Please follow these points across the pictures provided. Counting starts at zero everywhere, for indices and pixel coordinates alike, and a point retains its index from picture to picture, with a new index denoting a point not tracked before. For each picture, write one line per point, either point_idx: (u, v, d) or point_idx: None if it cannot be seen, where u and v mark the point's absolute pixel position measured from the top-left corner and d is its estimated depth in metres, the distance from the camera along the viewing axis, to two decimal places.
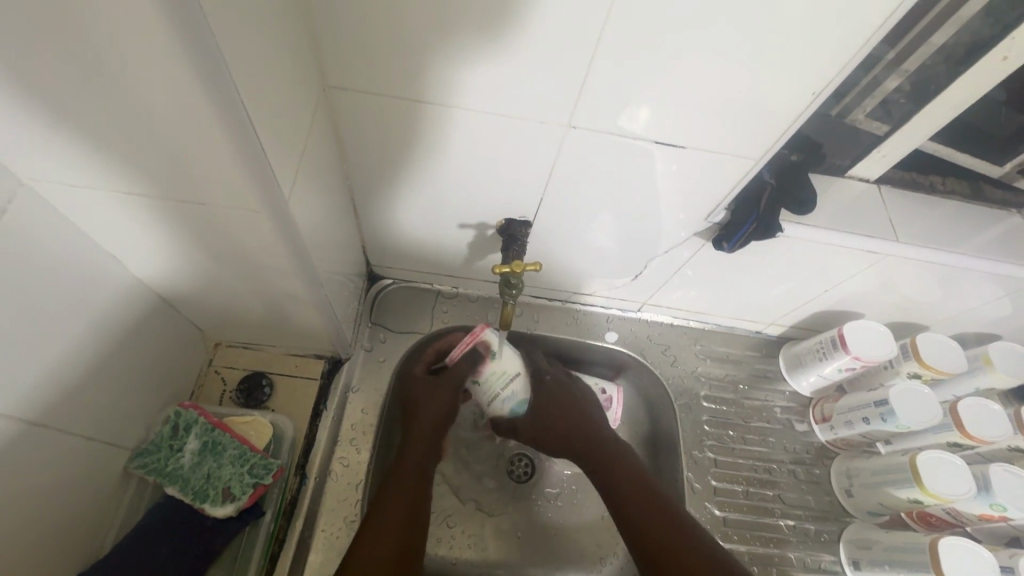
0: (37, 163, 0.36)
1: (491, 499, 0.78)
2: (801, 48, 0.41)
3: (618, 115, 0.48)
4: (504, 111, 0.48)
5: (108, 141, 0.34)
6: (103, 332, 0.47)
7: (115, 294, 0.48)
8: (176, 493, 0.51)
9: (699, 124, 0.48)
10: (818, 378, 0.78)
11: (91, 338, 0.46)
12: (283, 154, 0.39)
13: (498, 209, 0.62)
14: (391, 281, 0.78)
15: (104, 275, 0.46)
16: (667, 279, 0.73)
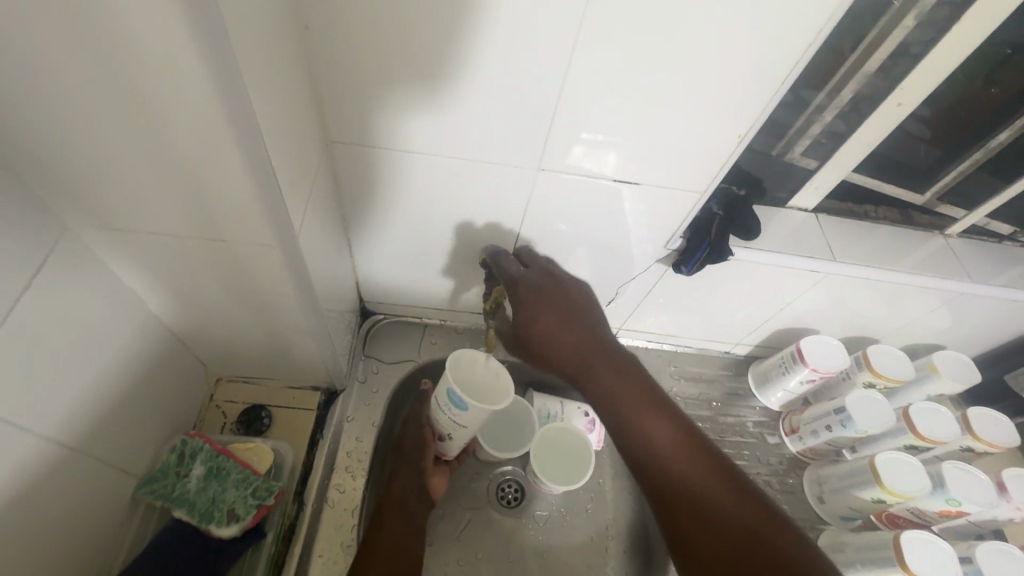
0: (82, 208, 0.42)
1: (484, 527, 0.79)
2: (726, 98, 0.50)
3: (580, 157, 0.56)
4: (483, 156, 0.56)
5: (148, 186, 0.40)
6: (123, 362, 0.51)
7: (135, 328, 0.52)
8: (182, 515, 0.53)
9: (650, 163, 0.56)
10: (785, 392, 0.84)
11: (114, 368, 0.50)
12: (294, 196, 0.45)
13: (480, 245, 0.68)
14: (383, 316, 0.83)
15: (127, 310, 0.51)
16: (637, 304, 0.80)
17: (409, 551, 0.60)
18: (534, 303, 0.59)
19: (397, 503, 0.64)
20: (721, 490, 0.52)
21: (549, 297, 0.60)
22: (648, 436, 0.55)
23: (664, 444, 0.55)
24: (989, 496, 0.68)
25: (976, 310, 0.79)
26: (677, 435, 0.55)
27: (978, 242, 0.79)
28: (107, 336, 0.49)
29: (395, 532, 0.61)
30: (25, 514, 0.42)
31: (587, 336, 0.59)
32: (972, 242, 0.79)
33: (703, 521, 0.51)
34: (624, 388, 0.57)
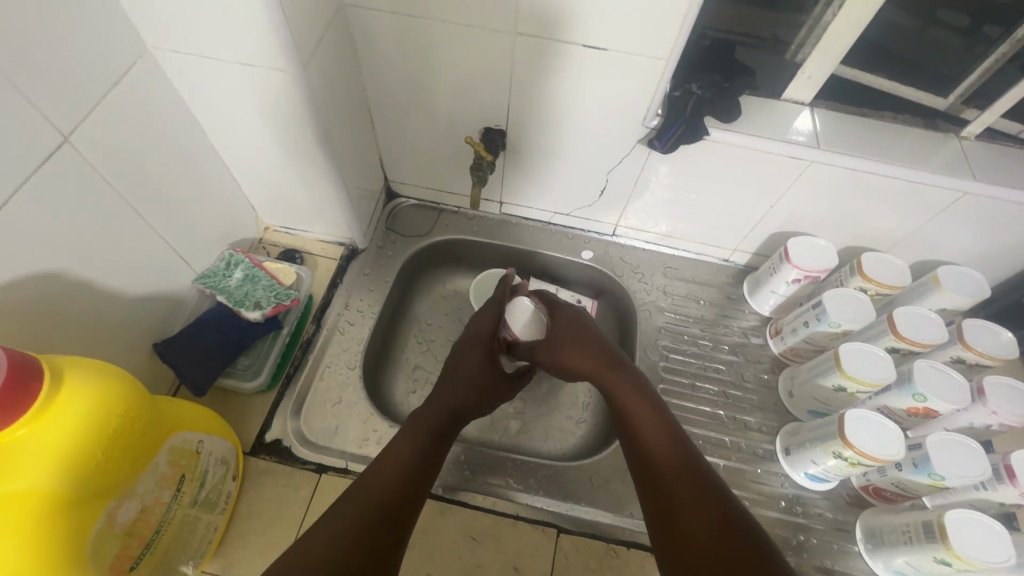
0: (154, 31, 0.55)
1: None
2: None
3: (554, 18, 0.62)
4: (470, 19, 0.64)
5: (194, 11, 0.53)
6: (187, 174, 0.67)
7: (198, 153, 0.68)
8: (223, 300, 0.70)
9: (615, 24, 0.61)
10: (773, 295, 0.86)
11: (182, 180, 0.67)
12: (302, 32, 0.56)
13: (479, 119, 0.78)
14: (405, 199, 0.96)
15: (189, 132, 0.66)
16: (629, 195, 0.86)
17: (416, 484, 0.55)
18: (563, 334, 0.73)
19: (400, 451, 0.58)
20: (702, 506, 0.50)
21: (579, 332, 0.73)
22: (648, 455, 0.57)
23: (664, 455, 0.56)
24: (960, 397, 0.67)
25: (995, 223, 0.75)
26: (665, 435, 0.58)
27: (1009, 149, 0.74)
28: (177, 152, 0.65)
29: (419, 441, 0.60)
30: (117, 263, 0.59)
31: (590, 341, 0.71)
32: (1001, 147, 0.74)
33: (678, 517, 0.50)
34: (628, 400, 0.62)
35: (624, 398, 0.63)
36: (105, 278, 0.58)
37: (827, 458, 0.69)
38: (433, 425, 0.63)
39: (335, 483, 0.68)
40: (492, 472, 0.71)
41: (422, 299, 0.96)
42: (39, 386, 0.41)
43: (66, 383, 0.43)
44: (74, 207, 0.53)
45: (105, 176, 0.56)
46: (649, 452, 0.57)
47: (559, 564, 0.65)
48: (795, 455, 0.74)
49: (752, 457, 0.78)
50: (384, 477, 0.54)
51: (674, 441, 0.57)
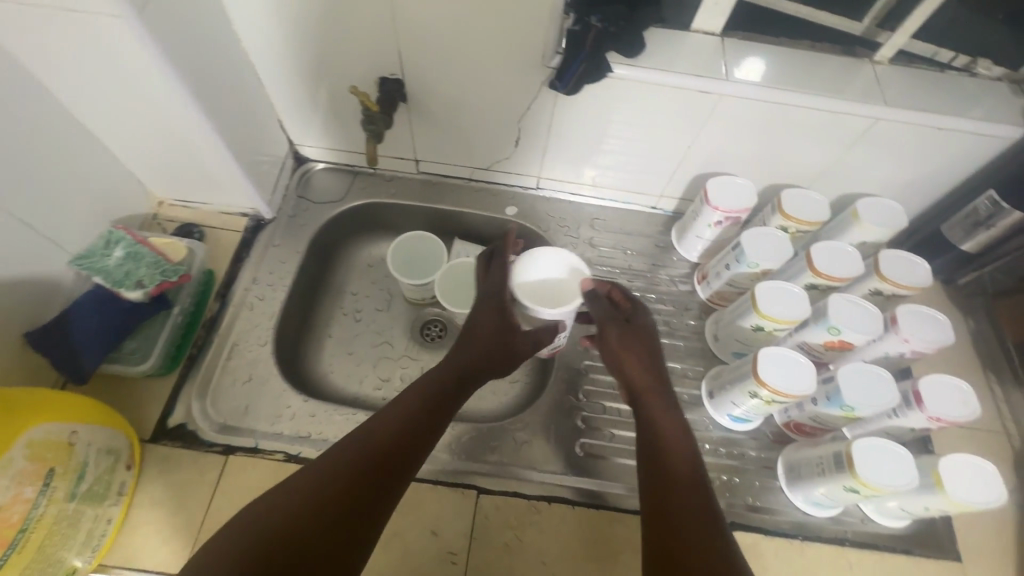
0: None
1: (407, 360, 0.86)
2: None
3: None
4: None
5: None
6: (39, 144, 0.61)
7: (52, 120, 0.62)
8: (101, 281, 0.65)
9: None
10: (699, 240, 0.84)
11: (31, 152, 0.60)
12: None
13: (374, 68, 0.72)
14: (317, 164, 0.90)
15: (33, 96, 0.59)
16: (545, 144, 0.82)
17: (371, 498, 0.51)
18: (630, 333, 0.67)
19: (353, 451, 0.53)
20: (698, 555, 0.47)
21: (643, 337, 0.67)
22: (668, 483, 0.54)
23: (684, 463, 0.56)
24: (873, 327, 0.67)
25: (912, 150, 0.73)
26: (689, 472, 0.54)
27: (924, 71, 0.72)
28: (22, 121, 0.58)
29: (391, 426, 0.56)
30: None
31: (648, 354, 0.66)
32: (915, 70, 0.72)
33: (668, 548, 0.49)
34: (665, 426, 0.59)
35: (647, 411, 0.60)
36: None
37: (745, 399, 0.68)
38: (412, 416, 0.57)
39: (243, 464, 0.65)
40: None
41: (343, 269, 0.92)
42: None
43: None
44: None
45: None
46: (670, 479, 0.54)
47: (480, 525, 0.63)
48: (718, 398, 0.73)
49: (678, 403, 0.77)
50: (333, 475, 0.50)
51: (691, 472, 0.54)
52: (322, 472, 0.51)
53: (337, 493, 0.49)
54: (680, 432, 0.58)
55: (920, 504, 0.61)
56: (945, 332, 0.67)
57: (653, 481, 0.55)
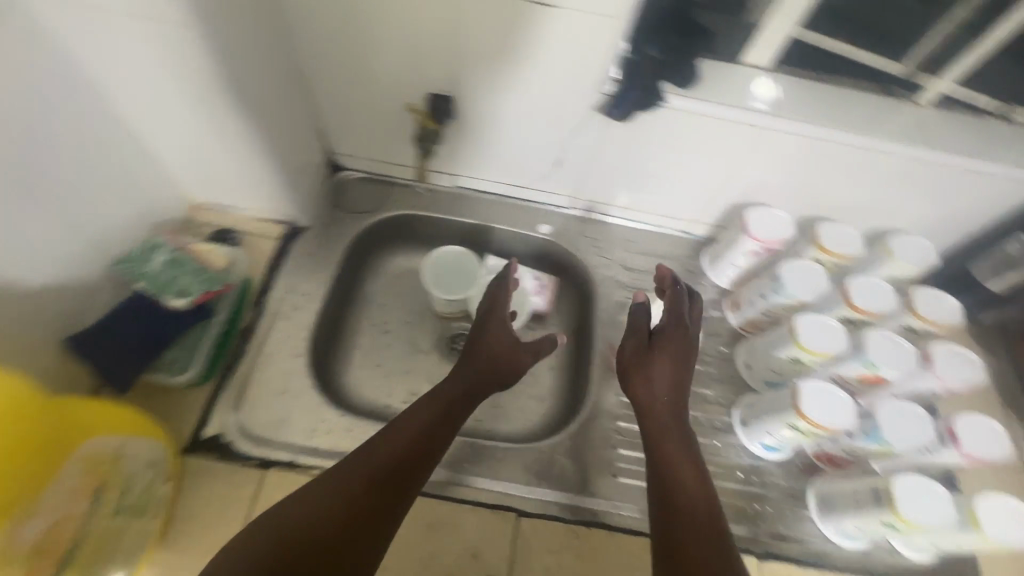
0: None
1: (437, 376, 0.86)
2: None
3: None
4: None
5: None
6: (89, 147, 0.59)
7: (102, 122, 0.60)
8: (144, 288, 0.64)
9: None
10: (733, 267, 0.84)
11: (80, 154, 0.59)
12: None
13: (425, 85, 0.72)
14: (351, 172, 0.89)
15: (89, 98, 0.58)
16: (587, 166, 0.82)
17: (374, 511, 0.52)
18: (667, 343, 0.67)
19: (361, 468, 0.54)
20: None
21: (683, 346, 0.67)
22: (680, 506, 0.57)
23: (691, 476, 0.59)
24: (909, 364, 0.68)
25: (948, 192, 0.75)
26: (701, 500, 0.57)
27: (962, 116, 0.74)
28: (76, 124, 0.57)
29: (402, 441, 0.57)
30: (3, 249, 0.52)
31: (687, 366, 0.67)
32: (954, 114, 0.74)
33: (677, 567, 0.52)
34: (675, 450, 0.61)
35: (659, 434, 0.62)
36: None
37: (781, 428, 0.69)
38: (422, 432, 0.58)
39: (282, 481, 0.64)
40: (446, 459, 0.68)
41: (373, 280, 0.91)
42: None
43: None
44: None
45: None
46: (682, 503, 0.57)
47: (519, 549, 0.63)
48: (753, 427, 0.74)
49: (710, 429, 0.78)
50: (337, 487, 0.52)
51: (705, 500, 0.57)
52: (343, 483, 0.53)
53: (340, 506, 0.51)
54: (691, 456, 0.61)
55: (951, 543, 0.62)
56: (977, 372, 0.69)
57: (663, 497, 0.58)
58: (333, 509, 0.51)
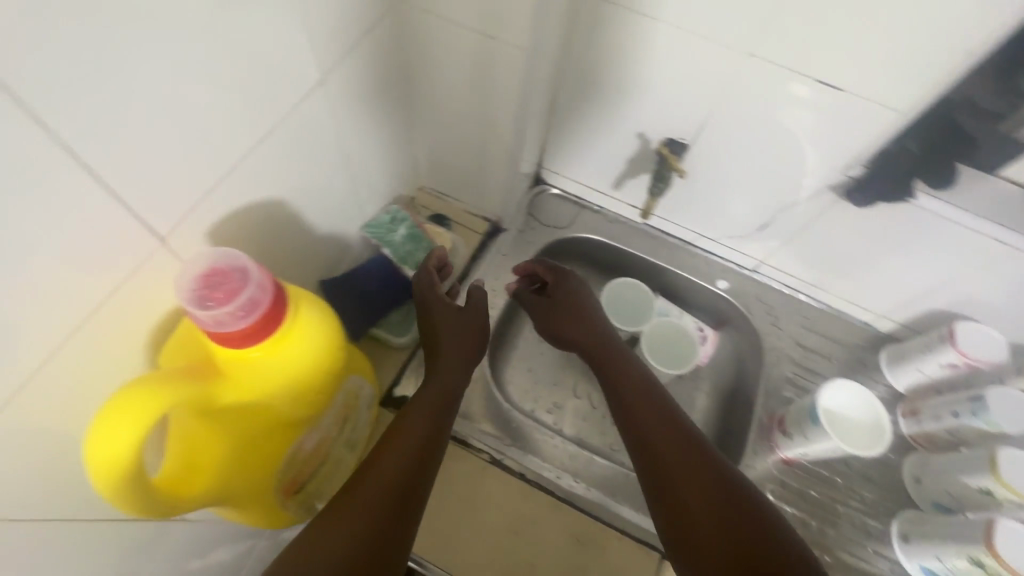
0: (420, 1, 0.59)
1: (586, 397, 0.89)
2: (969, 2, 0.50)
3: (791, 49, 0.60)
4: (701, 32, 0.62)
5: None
6: (380, 129, 0.70)
7: (392, 110, 0.71)
8: (387, 253, 0.72)
9: (852, 57, 0.58)
10: (916, 373, 0.81)
11: (371, 130, 0.68)
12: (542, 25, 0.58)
13: (663, 130, 0.76)
14: (551, 188, 0.94)
15: (393, 89, 0.68)
16: (790, 237, 0.82)
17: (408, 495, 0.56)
18: (563, 303, 0.77)
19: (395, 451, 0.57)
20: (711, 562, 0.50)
21: (582, 307, 0.76)
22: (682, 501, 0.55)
23: (674, 461, 0.58)
24: None
25: None
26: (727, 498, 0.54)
27: None
28: (377, 107, 0.67)
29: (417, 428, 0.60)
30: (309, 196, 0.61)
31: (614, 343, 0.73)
32: None
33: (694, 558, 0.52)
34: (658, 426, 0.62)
35: (629, 403, 0.65)
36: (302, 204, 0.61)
37: (955, 559, 0.64)
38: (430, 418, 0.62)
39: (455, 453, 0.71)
40: (598, 478, 0.72)
41: None
42: (285, 312, 0.42)
43: (300, 315, 0.45)
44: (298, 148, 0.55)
45: (325, 120, 0.58)
46: (687, 498, 0.55)
47: None
48: (917, 546, 0.70)
49: (860, 531, 0.75)
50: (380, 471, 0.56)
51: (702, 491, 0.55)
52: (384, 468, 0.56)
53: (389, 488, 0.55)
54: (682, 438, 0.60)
55: None
56: None
57: (666, 495, 0.57)
58: (384, 479, 0.55)
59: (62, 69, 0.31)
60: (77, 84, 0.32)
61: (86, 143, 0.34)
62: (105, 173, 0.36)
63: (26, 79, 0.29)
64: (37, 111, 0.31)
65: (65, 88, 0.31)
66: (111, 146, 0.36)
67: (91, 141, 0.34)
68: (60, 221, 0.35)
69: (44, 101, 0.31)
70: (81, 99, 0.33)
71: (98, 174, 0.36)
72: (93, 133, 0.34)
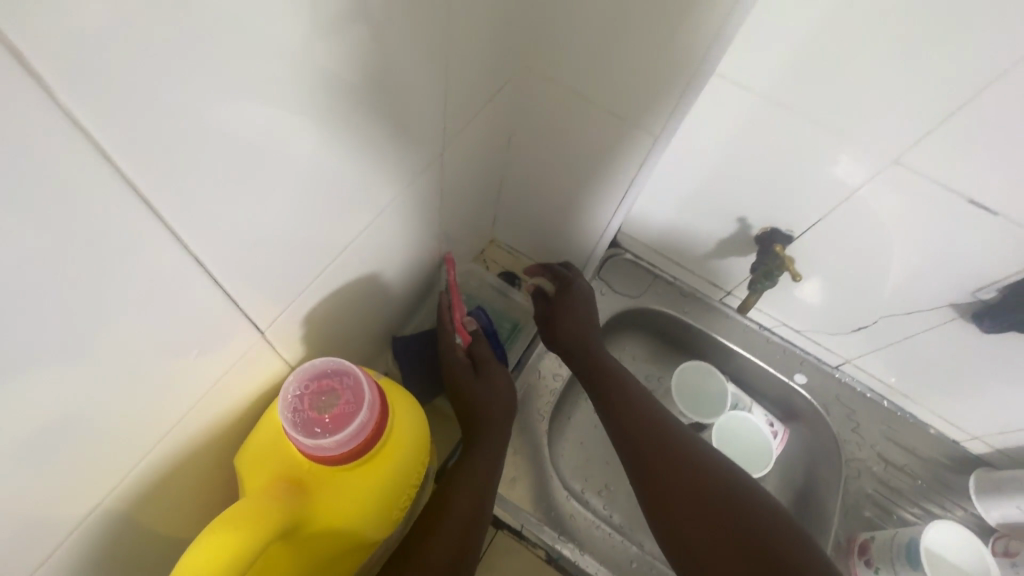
0: (549, 78, 0.59)
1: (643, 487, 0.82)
2: None
3: (930, 161, 0.55)
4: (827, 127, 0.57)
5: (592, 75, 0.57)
6: (462, 186, 0.66)
7: (479, 166, 0.67)
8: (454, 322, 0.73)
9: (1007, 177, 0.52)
10: (1014, 511, 0.72)
11: (456, 187, 0.64)
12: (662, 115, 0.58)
13: (766, 218, 0.70)
14: (625, 252, 0.89)
15: (483, 148, 0.65)
16: (888, 344, 0.76)
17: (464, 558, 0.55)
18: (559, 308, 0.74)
19: (455, 516, 0.56)
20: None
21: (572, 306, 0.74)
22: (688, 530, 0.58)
23: (682, 500, 0.59)
24: None
25: None
26: (731, 529, 0.56)
27: None
28: (467, 164, 0.63)
29: (474, 495, 0.58)
30: (386, 256, 0.57)
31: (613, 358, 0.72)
32: None
33: None
34: (655, 451, 0.63)
35: (630, 428, 0.66)
36: (378, 265, 0.57)
37: None
38: (486, 481, 0.60)
39: None
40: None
41: None
42: (385, 424, 0.44)
43: (396, 417, 0.46)
44: (384, 209, 0.51)
45: (416, 182, 0.54)
46: (696, 531, 0.57)
47: None
48: None
49: None
50: (436, 547, 0.53)
51: (709, 516, 0.57)
52: (444, 538, 0.54)
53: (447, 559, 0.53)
54: (685, 472, 0.61)
55: None
56: None
57: (667, 519, 0.59)
58: (438, 554, 0.53)
59: (160, 135, 0.26)
60: (169, 148, 0.27)
61: (172, 214, 0.30)
62: (185, 242, 0.32)
63: (115, 143, 0.25)
64: (125, 179, 0.26)
65: (162, 157, 0.27)
66: (199, 215, 0.31)
67: (176, 208, 0.30)
68: (139, 298, 0.31)
69: (140, 177, 0.27)
70: (178, 173, 0.29)
71: (179, 242, 0.31)
72: (179, 199, 0.30)
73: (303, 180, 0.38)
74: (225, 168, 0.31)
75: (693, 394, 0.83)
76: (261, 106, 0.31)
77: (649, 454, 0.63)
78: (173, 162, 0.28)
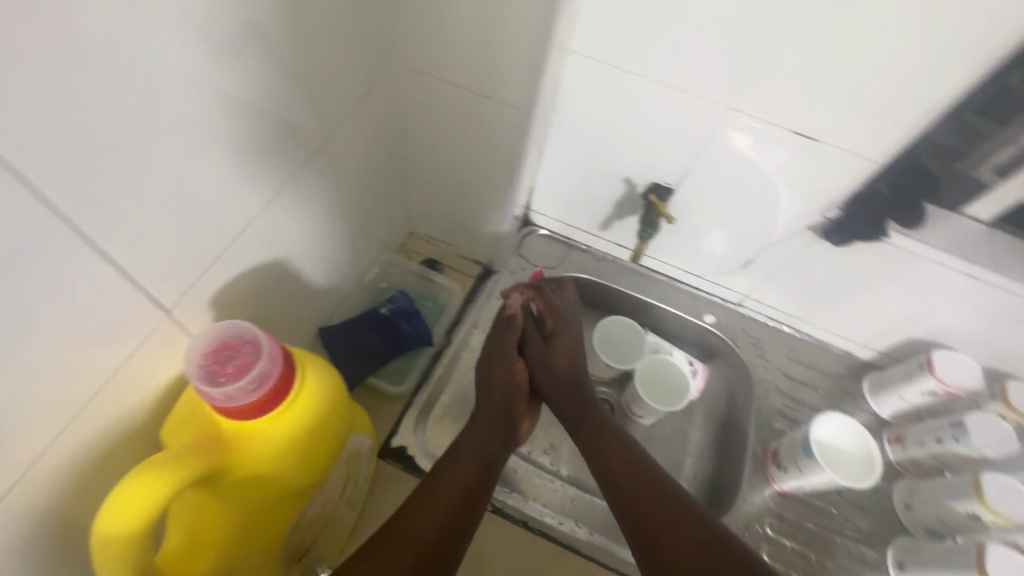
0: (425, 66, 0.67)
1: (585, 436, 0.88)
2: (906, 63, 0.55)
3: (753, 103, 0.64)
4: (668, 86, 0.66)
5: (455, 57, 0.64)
6: (365, 180, 0.72)
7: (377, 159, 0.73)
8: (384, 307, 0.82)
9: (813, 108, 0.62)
10: (898, 400, 0.83)
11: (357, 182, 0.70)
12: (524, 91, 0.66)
13: (647, 176, 0.79)
14: (539, 229, 0.95)
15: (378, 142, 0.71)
16: (773, 274, 0.85)
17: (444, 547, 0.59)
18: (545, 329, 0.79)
19: (433, 516, 0.60)
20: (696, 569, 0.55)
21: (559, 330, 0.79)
22: (652, 526, 0.60)
23: (643, 493, 0.63)
24: None
25: None
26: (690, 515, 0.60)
27: None
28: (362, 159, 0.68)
29: (453, 493, 0.62)
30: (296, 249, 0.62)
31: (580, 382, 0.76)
32: None
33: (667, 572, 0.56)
34: (620, 460, 0.67)
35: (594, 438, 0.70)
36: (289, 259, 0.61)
37: None
38: (472, 479, 0.65)
39: None
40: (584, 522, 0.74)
41: None
42: (294, 380, 0.50)
43: (307, 375, 0.52)
44: (278, 200, 0.56)
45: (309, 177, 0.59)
46: (661, 524, 0.60)
47: None
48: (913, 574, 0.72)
49: (860, 565, 0.76)
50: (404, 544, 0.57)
51: (668, 509, 0.61)
52: (420, 531, 0.58)
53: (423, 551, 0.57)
54: (649, 474, 0.65)
55: None
56: None
57: (630, 513, 0.62)
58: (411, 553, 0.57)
59: (36, 131, 0.32)
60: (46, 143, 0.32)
61: (62, 201, 0.35)
62: (77, 229, 0.37)
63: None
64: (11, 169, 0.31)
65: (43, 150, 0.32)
66: (87, 204, 0.36)
67: (64, 196, 0.35)
68: (42, 280, 0.36)
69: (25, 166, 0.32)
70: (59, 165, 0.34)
71: (71, 228, 0.36)
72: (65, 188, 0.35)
73: (189, 173, 0.43)
74: (104, 162, 0.36)
75: (616, 345, 0.90)
76: (130, 103, 0.36)
77: (614, 459, 0.67)
78: (47, 154, 0.33)
